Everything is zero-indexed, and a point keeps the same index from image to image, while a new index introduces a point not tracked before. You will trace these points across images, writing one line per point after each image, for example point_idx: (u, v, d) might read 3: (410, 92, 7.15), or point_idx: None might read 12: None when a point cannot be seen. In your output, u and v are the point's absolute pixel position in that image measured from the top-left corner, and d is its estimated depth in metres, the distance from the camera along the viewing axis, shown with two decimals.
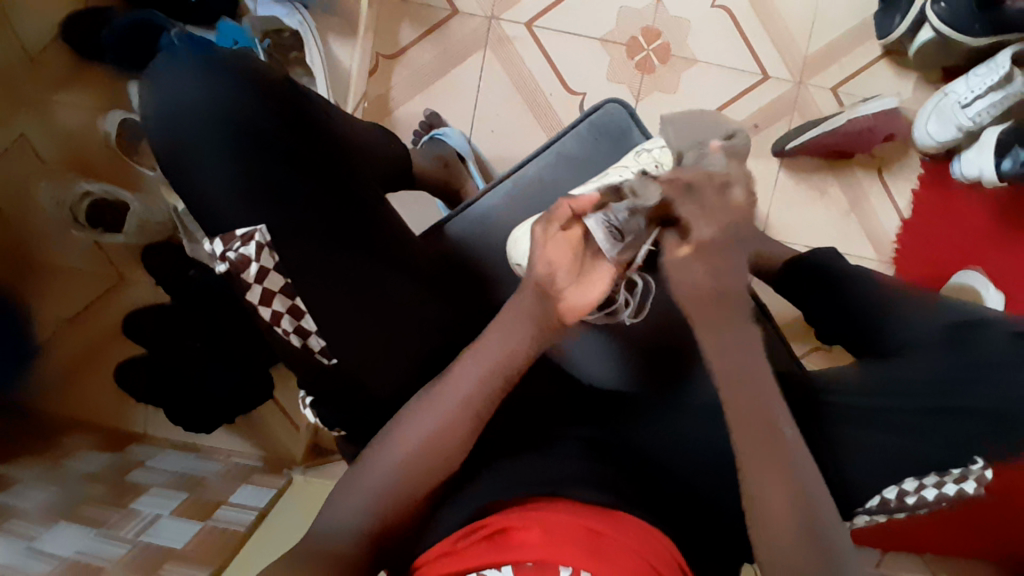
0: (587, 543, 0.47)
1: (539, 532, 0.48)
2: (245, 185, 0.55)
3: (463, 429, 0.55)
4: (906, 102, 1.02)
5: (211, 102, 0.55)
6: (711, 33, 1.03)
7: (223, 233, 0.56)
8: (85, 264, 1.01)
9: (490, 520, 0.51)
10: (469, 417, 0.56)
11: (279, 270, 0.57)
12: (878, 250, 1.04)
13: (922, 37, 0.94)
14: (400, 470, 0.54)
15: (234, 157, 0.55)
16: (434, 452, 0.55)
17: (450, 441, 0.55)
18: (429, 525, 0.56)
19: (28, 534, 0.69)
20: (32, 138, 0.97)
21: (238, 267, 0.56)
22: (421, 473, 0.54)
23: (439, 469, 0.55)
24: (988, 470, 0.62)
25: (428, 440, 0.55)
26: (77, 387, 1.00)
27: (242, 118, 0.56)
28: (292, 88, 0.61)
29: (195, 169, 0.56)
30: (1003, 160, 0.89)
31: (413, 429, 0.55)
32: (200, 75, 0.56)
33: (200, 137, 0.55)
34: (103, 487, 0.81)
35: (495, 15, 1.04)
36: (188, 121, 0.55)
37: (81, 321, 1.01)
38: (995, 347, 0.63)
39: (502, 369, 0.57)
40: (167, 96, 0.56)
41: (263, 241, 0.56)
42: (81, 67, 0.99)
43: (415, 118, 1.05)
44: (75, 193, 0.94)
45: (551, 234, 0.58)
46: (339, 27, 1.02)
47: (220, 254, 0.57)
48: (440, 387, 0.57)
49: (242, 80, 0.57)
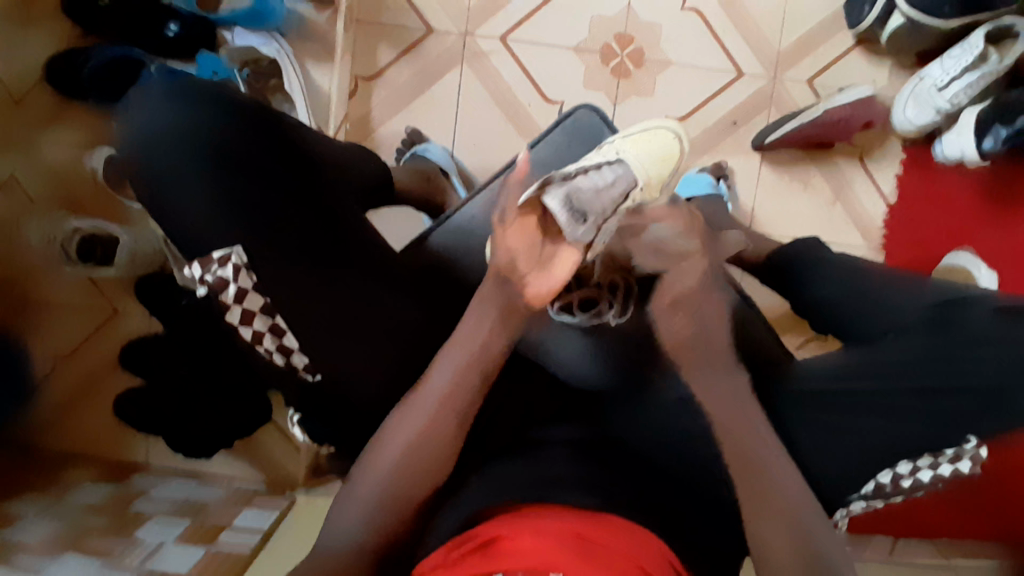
0: (580, 552, 0.47)
1: (528, 542, 0.47)
2: (222, 206, 0.56)
3: (446, 424, 0.56)
4: (883, 89, 1.03)
5: (186, 126, 0.56)
6: (684, 34, 1.04)
7: (200, 257, 0.57)
8: (82, 299, 1.02)
9: (480, 529, 0.51)
10: (452, 412, 0.57)
11: (256, 290, 0.57)
12: (866, 237, 1.04)
13: (892, 24, 0.95)
14: (392, 476, 0.54)
15: (214, 178, 0.56)
16: (419, 453, 0.55)
17: (440, 441, 0.56)
18: (429, 529, 0.55)
19: (33, 566, 0.69)
20: (22, 178, 0.98)
21: (216, 290, 0.57)
22: (412, 480, 0.55)
23: (428, 474, 0.55)
24: (982, 448, 0.64)
25: (410, 446, 0.55)
26: (79, 418, 1.02)
27: (209, 140, 0.56)
28: (268, 111, 0.61)
29: (169, 197, 0.56)
30: (984, 140, 0.88)
31: (397, 433, 0.56)
32: (176, 103, 0.56)
33: (179, 162, 0.55)
34: (108, 518, 0.82)
35: (470, 31, 1.06)
36: (163, 150, 0.55)
37: (79, 353, 1.03)
38: (979, 324, 0.62)
39: (473, 365, 0.58)
40: (145, 124, 0.56)
41: (240, 262, 0.56)
42: (67, 108, 1.01)
43: (397, 137, 1.06)
44: (69, 231, 0.96)
45: (510, 226, 0.59)
46: (317, 52, 1.04)
47: (198, 278, 0.57)
48: (418, 391, 0.57)
49: (206, 101, 0.57)
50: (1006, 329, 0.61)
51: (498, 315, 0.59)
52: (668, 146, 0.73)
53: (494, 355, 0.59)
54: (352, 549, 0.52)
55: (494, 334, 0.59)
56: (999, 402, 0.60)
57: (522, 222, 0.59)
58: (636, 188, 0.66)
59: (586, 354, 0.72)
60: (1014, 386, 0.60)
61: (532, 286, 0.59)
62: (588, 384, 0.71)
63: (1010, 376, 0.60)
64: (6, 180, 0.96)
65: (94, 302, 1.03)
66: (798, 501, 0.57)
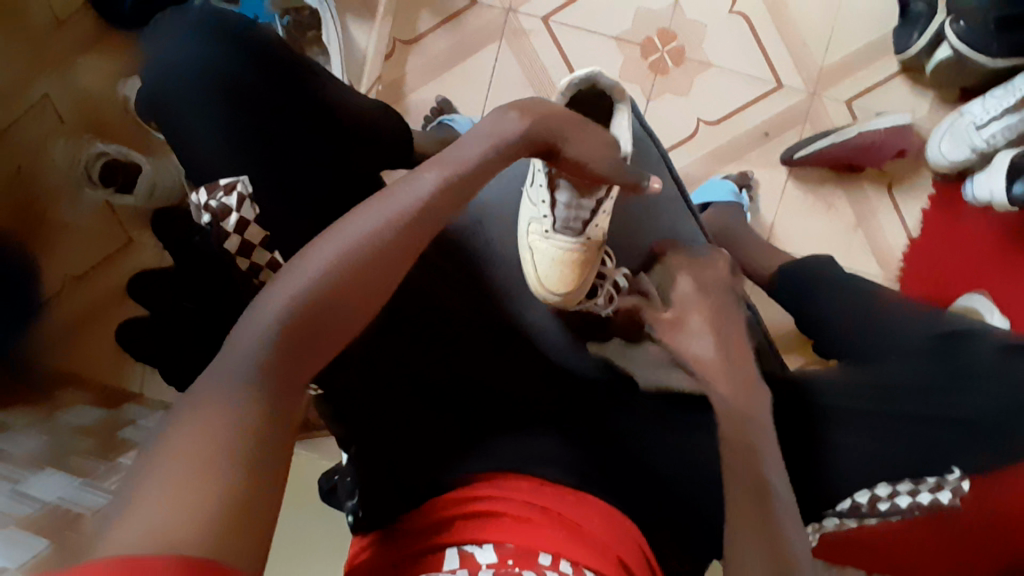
0: (567, 533, 0.51)
1: (529, 524, 0.51)
2: (229, 139, 0.58)
3: (317, 345, 0.41)
4: (920, 120, 1.01)
5: (202, 59, 0.57)
6: (728, 37, 1.03)
7: (206, 183, 0.61)
8: (99, 224, 1.05)
9: (463, 494, 0.55)
10: (318, 331, 0.41)
11: (256, 222, 0.62)
12: (884, 268, 1.02)
13: (939, 54, 0.94)
14: (278, 342, 0.39)
15: (221, 112, 0.57)
16: (319, 320, 0.41)
17: (297, 362, 0.39)
18: (417, 485, 0.58)
19: (14, 476, 0.72)
20: (53, 99, 1.02)
21: (219, 215, 0.61)
22: (305, 358, 0.40)
23: (321, 356, 0.41)
24: (965, 481, 0.67)
25: (295, 320, 0.40)
26: (88, 341, 1.03)
27: (219, 77, 0.57)
28: (291, 60, 0.62)
29: (189, 141, 0.58)
30: (1015, 184, 0.86)
31: (286, 287, 0.41)
32: (196, 37, 0.57)
33: (190, 91, 0.57)
34: (95, 440, 0.85)
35: (513, 8, 1.05)
36: (175, 78, 0.57)
37: (91, 277, 1.05)
38: (982, 360, 0.62)
39: (399, 229, 0.46)
40: (165, 52, 0.58)
41: (244, 192, 0.60)
42: (105, 33, 1.03)
43: (426, 104, 1.05)
44: (91, 152, 0.99)
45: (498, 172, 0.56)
46: (358, 9, 1.04)
47: (204, 202, 0.62)
48: (323, 241, 0.44)
49: (228, 46, 0.58)
50: (1008, 364, 0.61)
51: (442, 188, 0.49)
52: (562, 284, 0.70)
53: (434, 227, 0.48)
54: (202, 440, 0.33)
55: (432, 202, 0.48)
56: (987, 431, 0.61)
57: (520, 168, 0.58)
58: (530, 225, 0.72)
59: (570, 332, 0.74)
60: (1005, 422, 0.60)
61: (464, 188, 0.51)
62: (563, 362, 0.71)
63: (1008, 414, 0.60)
64: (37, 102, 1.01)
65: (114, 228, 1.05)
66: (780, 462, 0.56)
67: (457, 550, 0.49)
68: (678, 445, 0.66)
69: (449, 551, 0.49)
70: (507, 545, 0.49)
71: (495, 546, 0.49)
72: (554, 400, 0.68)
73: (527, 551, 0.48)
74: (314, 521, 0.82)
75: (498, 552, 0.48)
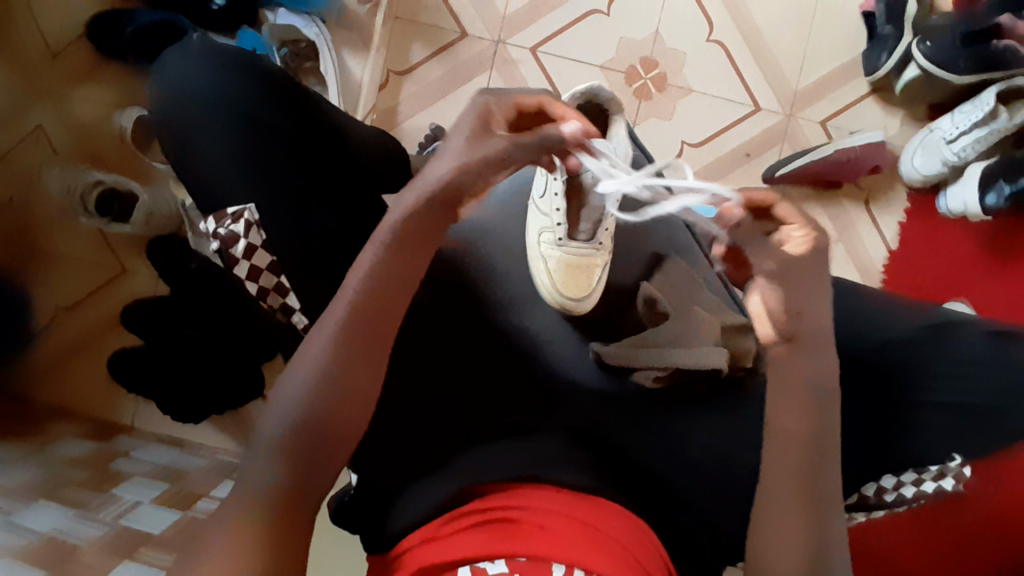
0: (584, 542, 0.51)
1: (543, 531, 0.51)
2: (243, 169, 0.61)
3: (345, 408, 0.50)
4: (893, 137, 1.06)
5: (219, 87, 0.62)
6: (707, 64, 1.09)
7: (216, 211, 0.61)
8: (88, 253, 1.03)
9: (480, 504, 0.55)
10: (344, 400, 0.50)
11: (265, 247, 0.61)
12: (865, 278, 1.06)
13: (908, 74, 1.01)
14: (283, 445, 0.49)
15: (236, 141, 0.61)
16: (311, 416, 0.49)
17: (328, 426, 0.50)
18: (419, 517, 0.57)
19: (7, 508, 0.70)
20: (47, 129, 1.03)
21: (226, 244, 0.60)
22: (321, 450, 0.49)
23: (353, 421, 0.51)
24: (965, 467, 0.71)
25: (320, 401, 0.50)
26: (72, 376, 1.02)
27: (239, 109, 0.62)
28: (296, 87, 0.66)
29: (192, 147, 0.61)
30: (987, 196, 0.95)
31: (300, 376, 0.50)
32: (210, 67, 0.62)
33: (211, 117, 0.61)
34: (87, 472, 0.83)
35: (502, 39, 1.09)
36: (193, 103, 0.61)
37: (82, 309, 1.03)
38: (974, 348, 0.65)
39: (383, 284, 0.53)
40: (182, 81, 0.62)
41: (252, 219, 0.60)
42: (98, 65, 1.05)
43: (420, 132, 1.08)
44: (87, 180, 0.97)
45: (466, 169, 0.53)
46: (354, 43, 1.07)
47: (212, 231, 0.61)
48: (314, 332, 0.52)
49: (231, 68, 0.63)
50: (997, 352, 0.64)
51: (384, 257, 0.53)
52: (574, 289, 0.75)
53: (392, 294, 0.53)
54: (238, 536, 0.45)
55: (406, 243, 0.53)
56: (986, 415, 0.64)
57: (495, 125, 0.55)
58: (542, 233, 0.77)
59: (576, 345, 0.74)
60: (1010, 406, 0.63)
61: (440, 224, 0.55)
62: (571, 376, 0.71)
63: (1000, 398, 0.63)
64: (31, 132, 1.02)
65: (104, 259, 1.04)
66: (829, 396, 0.53)
67: (469, 568, 0.49)
68: (687, 452, 0.67)
69: (461, 569, 0.49)
70: (520, 559, 0.49)
71: (510, 559, 0.49)
72: (558, 410, 0.68)
73: (540, 563, 0.48)
74: (320, 543, 0.81)
75: (509, 565, 0.48)
